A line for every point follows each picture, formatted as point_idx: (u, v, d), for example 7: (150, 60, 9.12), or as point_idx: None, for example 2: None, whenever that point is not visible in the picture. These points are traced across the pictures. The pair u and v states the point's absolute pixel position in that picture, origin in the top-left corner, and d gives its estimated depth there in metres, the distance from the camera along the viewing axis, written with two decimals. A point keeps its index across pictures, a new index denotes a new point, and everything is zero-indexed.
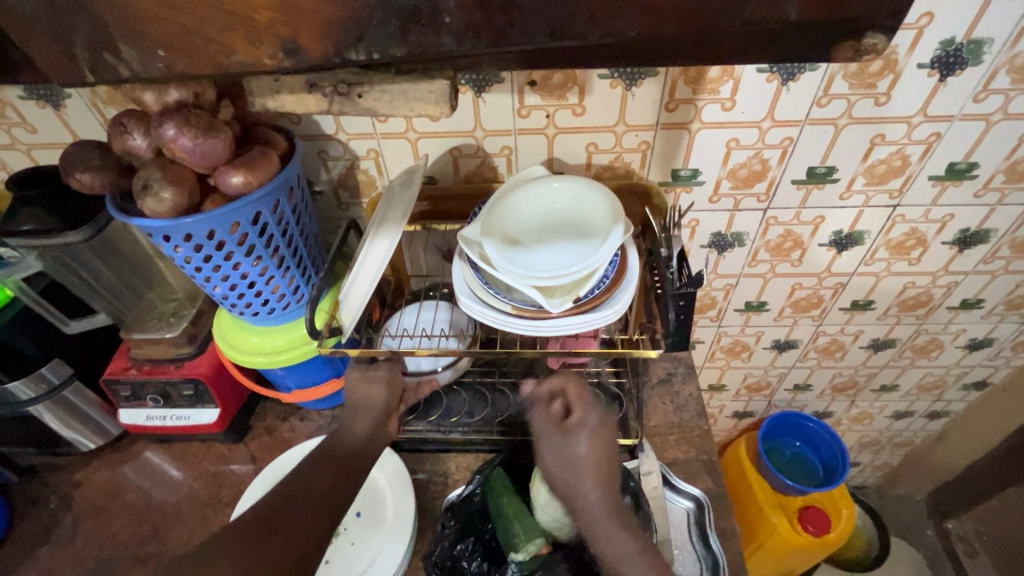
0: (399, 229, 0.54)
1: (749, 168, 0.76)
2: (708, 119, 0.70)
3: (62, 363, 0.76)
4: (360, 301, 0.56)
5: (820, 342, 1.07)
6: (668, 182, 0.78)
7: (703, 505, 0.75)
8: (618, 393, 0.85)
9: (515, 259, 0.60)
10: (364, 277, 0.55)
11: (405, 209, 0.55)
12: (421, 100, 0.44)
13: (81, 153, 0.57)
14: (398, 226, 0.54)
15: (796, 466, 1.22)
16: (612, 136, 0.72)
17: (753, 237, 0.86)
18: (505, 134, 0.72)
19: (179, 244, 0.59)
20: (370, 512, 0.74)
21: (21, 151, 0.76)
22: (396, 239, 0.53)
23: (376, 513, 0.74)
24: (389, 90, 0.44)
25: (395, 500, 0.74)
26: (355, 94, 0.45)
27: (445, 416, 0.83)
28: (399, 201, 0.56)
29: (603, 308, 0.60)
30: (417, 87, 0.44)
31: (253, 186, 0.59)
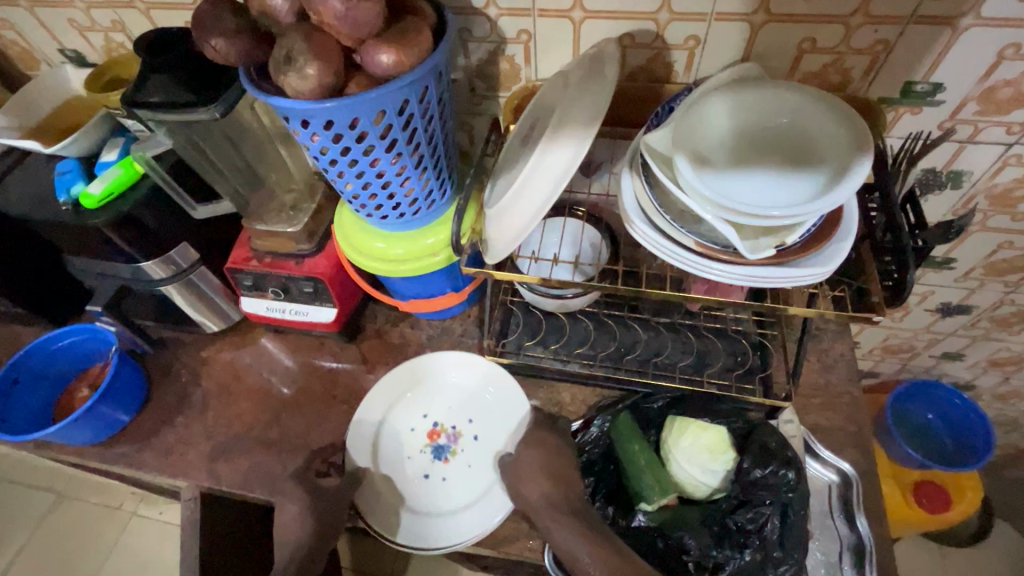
0: (586, 138, 0.44)
1: (1017, 87, 0.57)
2: (989, 13, 0.51)
3: (190, 247, 0.75)
4: (521, 222, 0.47)
5: (999, 312, 0.91)
6: (892, 98, 0.60)
7: (850, 482, 0.67)
8: (762, 341, 0.75)
9: (712, 184, 0.48)
10: (532, 195, 0.46)
11: (594, 111, 0.44)
12: None
13: (214, 13, 0.49)
14: (586, 132, 0.44)
15: (921, 438, 1.11)
16: (839, 30, 0.55)
17: (976, 179, 0.68)
18: (697, 20, 0.57)
19: (318, 132, 0.51)
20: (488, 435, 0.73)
21: (140, 10, 0.69)
22: (583, 150, 0.44)
23: (494, 436, 0.72)
24: None
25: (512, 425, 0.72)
26: None
27: (565, 346, 0.77)
28: (585, 100, 0.45)
29: (814, 263, 0.48)
30: None
31: (404, 68, 0.49)
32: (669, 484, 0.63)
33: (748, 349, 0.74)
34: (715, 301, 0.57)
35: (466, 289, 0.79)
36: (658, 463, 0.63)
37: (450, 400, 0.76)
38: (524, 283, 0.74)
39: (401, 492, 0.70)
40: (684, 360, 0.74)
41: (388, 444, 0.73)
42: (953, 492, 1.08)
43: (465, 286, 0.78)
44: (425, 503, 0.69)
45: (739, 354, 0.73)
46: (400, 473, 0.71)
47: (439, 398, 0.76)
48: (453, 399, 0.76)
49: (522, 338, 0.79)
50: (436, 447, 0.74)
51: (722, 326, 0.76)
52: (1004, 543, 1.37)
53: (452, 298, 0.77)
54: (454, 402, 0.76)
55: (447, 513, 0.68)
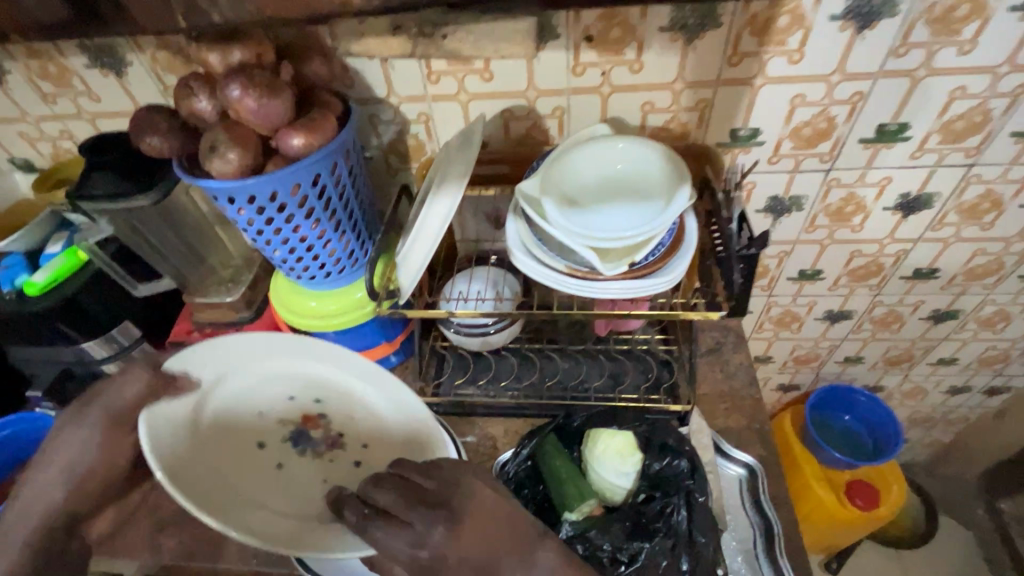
0: (460, 187, 0.55)
1: (814, 126, 0.72)
2: (774, 73, 0.67)
3: (130, 325, 0.80)
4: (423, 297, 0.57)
5: (876, 313, 1.03)
6: (726, 143, 0.75)
7: (755, 472, 0.75)
8: (667, 358, 0.83)
9: (573, 218, 0.59)
10: (424, 240, 0.57)
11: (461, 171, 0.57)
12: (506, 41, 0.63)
13: (149, 117, 0.59)
14: (459, 185, 0.56)
15: (845, 440, 1.20)
16: (669, 94, 0.70)
17: (812, 201, 0.82)
18: (558, 94, 0.71)
19: (243, 206, 0.60)
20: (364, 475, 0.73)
21: (87, 120, 0.78)
22: (458, 197, 0.55)
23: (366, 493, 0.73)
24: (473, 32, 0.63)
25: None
26: (439, 35, 0.63)
27: (494, 381, 0.83)
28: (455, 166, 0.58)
29: (661, 276, 0.58)
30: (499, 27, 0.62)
31: (313, 148, 0.59)
32: (588, 491, 0.68)
33: (655, 365, 0.82)
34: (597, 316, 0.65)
35: (398, 338, 0.85)
36: (578, 474, 0.69)
37: (348, 414, 0.73)
38: (448, 325, 0.81)
39: (233, 456, 0.67)
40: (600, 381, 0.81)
41: (260, 387, 0.71)
42: (881, 488, 1.16)
43: (397, 336, 0.85)
44: (241, 469, 0.66)
45: (648, 371, 0.82)
46: (236, 424, 0.69)
47: (341, 401, 0.73)
48: (357, 412, 0.73)
49: (454, 378, 0.85)
50: (302, 432, 0.71)
51: (631, 347, 0.84)
52: (952, 539, 1.42)
53: (385, 348, 0.83)
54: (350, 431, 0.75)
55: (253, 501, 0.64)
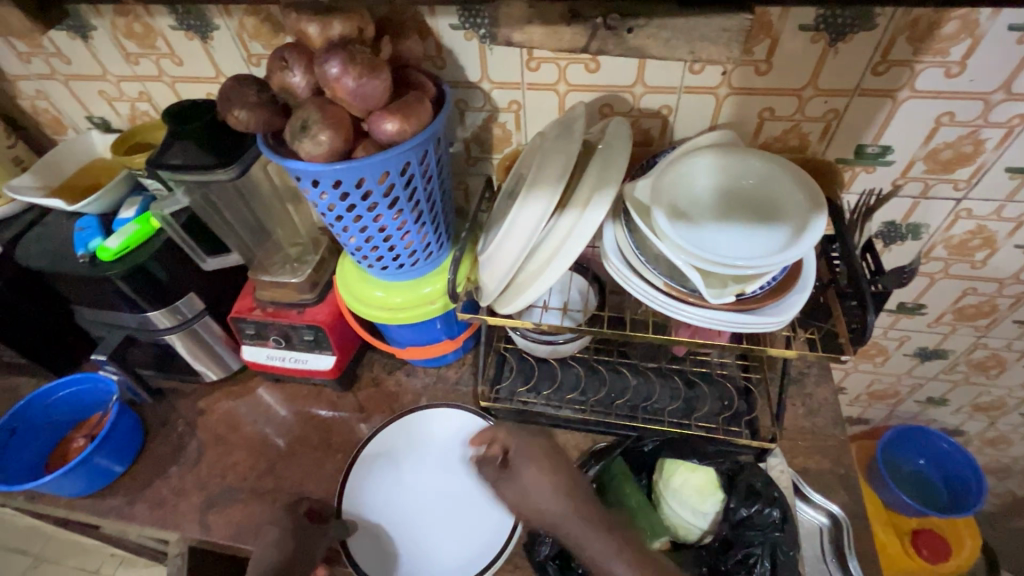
0: (554, 191, 0.51)
1: (956, 149, 0.63)
2: (923, 87, 0.58)
3: (195, 297, 0.78)
4: (590, 194, 0.51)
5: (975, 356, 0.94)
6: (848, 160, 0.67)
7: (841, 524, 0.69)
8: (747, 385, 0.77)
9: (687, 233, 0.53)
10: (514, 244, 0.52)
11: (562, 170, 0.51)
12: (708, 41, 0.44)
13: (238, 89, 0.55)
14: (555, 187, 0.51)
15: (914, 484, 1.12)
16: (795, 101, 0.62)
17: (933, 231, 0.74)
18: (668, 92, 0.64)
19: (326, 191, 0.56)
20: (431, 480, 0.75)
21: (167, 84, 0.75)
22: (552, 201, 0.50)
23: (421, 487, 0.75)
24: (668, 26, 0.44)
25: (432, 528, 0.72)
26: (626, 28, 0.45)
27: (559, 392, 0.78)
28: (557, 160, 0.52)
29: (769, 312, 0.52)
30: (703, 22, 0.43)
31: (407, 135, 0.54)
32: (660, 527, 0.66)
33: (735, 393, 0.75)
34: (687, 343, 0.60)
35: (461, 336, 0.82)
36: (650, 506, 0.67)
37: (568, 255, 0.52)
38: (515, 329, 0.76)
39: (695, 202, 0.56)
40: (673, 404, 0.75)
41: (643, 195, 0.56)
42: (952, 542, 1.07)
43: (460, 333, 0.82)
44: (704, 200, 0.56)
45: (726, 398, 0.75)
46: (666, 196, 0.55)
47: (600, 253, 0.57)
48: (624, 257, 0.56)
49: (515, 385, 0.80)
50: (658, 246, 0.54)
51: (709, 371, 0.78)
52: None
53: (447, 345, 0.80)
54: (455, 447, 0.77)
55: (747, 225, 0.54)
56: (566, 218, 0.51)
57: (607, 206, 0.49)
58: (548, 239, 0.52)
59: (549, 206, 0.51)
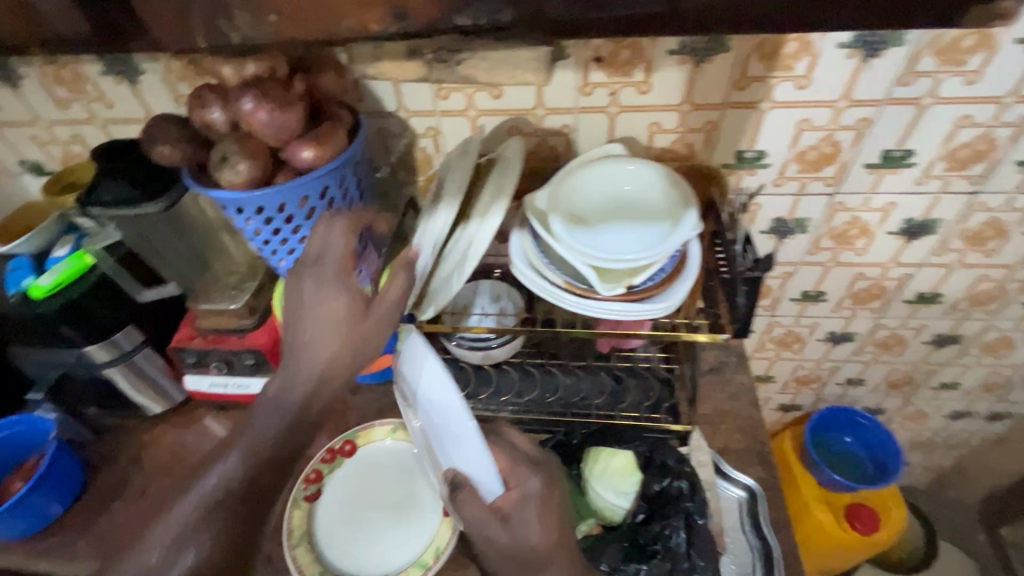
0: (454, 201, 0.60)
1: (820, 150, 0.73)
2: (780, 98, 0.67)
3: (134, 329, 0.80)
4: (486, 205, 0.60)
5: (878, 336, 1.03)
6: (732, 165, 0.75)
7: (756, 496, 0.74)
8: (668, 376, 0.83)
9: (581, 236, 0.59)
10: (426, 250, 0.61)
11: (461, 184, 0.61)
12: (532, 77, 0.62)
13: (161, 128, 0.60)
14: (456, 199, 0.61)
15: (845, 462, 1.20)
16: (676, 115, 0.70)
17: (817, 224, 0.82)
18: (566, 113, 0.71)
19: (251, 216, 0.60)
20: (379, 501, 0.76)
21: (98, 125, 0.78)
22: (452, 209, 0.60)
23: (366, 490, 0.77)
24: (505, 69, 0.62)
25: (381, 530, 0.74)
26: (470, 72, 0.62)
27: (495, 395, 0.83)
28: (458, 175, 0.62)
29: (657, 300, 0.58)
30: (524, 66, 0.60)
31: (323, 160, 0.60)
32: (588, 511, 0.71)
33: (656, 383, 0.82)
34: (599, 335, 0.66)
35: (400, 349, 0.85)
36: (578, 493, 0.71)
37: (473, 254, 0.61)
38: (451, 338, 0.80)
39: (591, 207, 0.63)
40: (600, 398, 0.80)
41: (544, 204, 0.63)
42: (882, 510, 1.16)
43: (399, 346, 0.85)
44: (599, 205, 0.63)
45: (649, 389, 0.81)
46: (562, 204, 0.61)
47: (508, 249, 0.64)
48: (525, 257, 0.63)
49: None
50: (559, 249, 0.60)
51: (632, 365, 0.84)
52: (953, 565, 1.41)
53: (387, 359, 0.84)
54: (418, 495, 0.76)
55: (634, 224, 0.61)
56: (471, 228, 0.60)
57: (499, 212, 0.58)
58: (455, 245, 0.61)
59: (453, 216, 0.61)
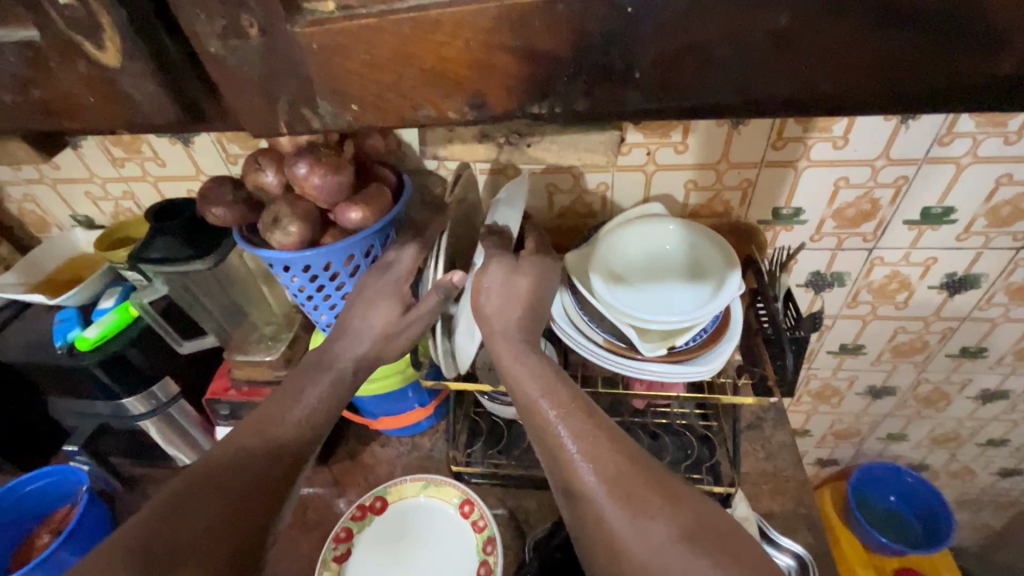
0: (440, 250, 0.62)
1: (858, 207, 0.73)
2: (818, 157, 0.68)
3: (170, 380, 0.80)
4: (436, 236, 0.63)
5: (920, 390, 1.00)
6: (768, 221, 0.75)
7: (805, 563, 0.70)
8: (707, 433, 0.81)
9: (623, 295, 0.59)
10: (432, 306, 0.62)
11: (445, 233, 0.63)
12: (588, 150, 0.57)
13: (216, 188, 0.61)
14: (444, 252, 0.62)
15: (889, 522, 1.15)
16: (713, 173, 0.71)
17: (855, 277, 0.81)
18: (603, 171, 0.72)
19: (297, 274, 0.62)
20: (408, 564, 0.74)
21: (150, 183, 0.82)
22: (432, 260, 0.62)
23: (398, 556, 0.75)
24: (557, 142, 0.56)
25: None
26: (524, 144, 0.57)
27: (528, 451, 0.81)
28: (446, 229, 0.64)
29: (700, 362, 0.57)
30: (586, 139, 0.56)
31: (370, 221, 0.61)
32: None
33: (694, 441, 0.79)
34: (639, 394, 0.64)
35: (432, 403, 0.85)
36: None
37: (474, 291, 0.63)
38: (484, 393, 0.79)
39: (631, 265, 0.63)
40: None
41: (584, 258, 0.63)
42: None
43: (431, 401, 0.85)
44: (637, 263, 0.64)
45: (687, 448, 0.79)
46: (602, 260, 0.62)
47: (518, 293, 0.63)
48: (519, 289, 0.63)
49: (486, 447, 0.83)
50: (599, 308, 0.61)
51: (669, 421, 0.82)
52: None
53: (419, 413, 0.83)
54: (444, 560, 0.74)
55: (675, 284, 0.61)
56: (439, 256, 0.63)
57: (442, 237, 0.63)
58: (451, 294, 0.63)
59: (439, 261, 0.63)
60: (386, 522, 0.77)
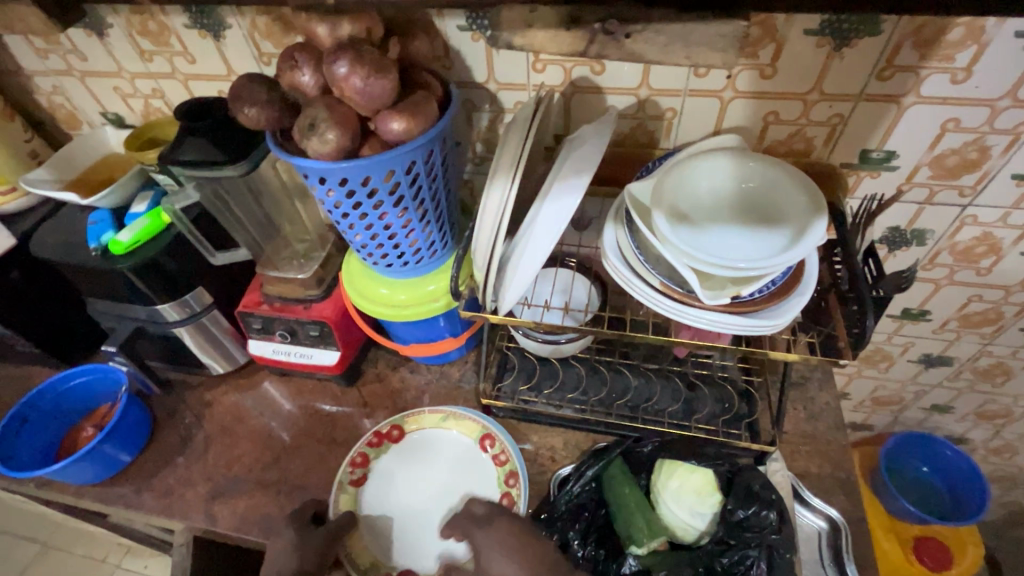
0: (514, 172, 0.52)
1: (962, 156, 0.63)
2: (929, 93, 0.58)
3: (203, 291, 0.79)
4: (516, 159, 0.52)
5: (980, 363, 0.93)
6: (853, 164, 0.67)
7: (839, 529, 0.69)
8: (748, 388, 0.77)
9: (684, 236, 0.54)
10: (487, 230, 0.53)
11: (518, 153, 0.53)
12: None
13: (249, 86, 0.56)
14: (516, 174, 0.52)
15: (918, 491, 1.12)
16: (800, 105, 0.62)
17: (938, 237, 0.73)
18: (673, 95, 0.64)
19: (333, 188, 0.57)
20: (433, 493, 0.75)
21: (180, 81, 0.77)
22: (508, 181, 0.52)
23: (424, 486, 0.75)
24: None
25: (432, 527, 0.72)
26: None
27: (559, 391, 0.79)
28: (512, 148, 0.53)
29: (764, 315, 0.53)
30: None
31: (413, 134, 0.55)
32: (659, 527, 0.66)
33: (734, 396, 0.76)
34: (688, 345, 0.60)
35: (464, 334, 0.82)
36: (648, 506, 0.67)
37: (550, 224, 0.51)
38: (520, 329, 0.76)
39: (696, 204, 0.57)
40: (673, 406, 0.75)
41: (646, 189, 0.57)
42: (956, 551, 1.07)
43: (463, 331, 0.82)
44: (703, 202, 0.57)
45: (725, 401, 0.76)
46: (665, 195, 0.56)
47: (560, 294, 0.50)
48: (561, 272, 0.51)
49: (517, 383, 0.81)
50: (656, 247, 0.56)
51: (710, 373, 0.78)
52: None
53: (450, 342, 0.81)
54: (469, 494, 0.74)
55: (743, 228, 0.55)
56: (517, 186, 0.52)
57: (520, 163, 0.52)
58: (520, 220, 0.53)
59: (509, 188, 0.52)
60: (414, 450, 0.78)
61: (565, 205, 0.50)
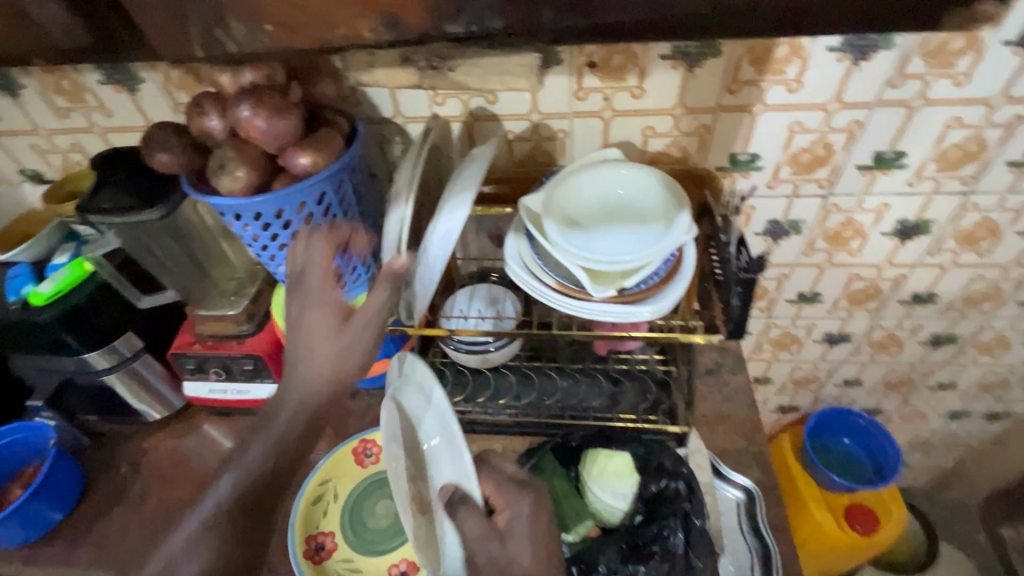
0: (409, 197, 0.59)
1: (812, 152, 0.73)
2: (772, 102, 0.68)
3: (133, 336, 0.80)
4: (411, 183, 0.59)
5: (874, 336, 1.04)
6: (725, 167, 0.76)
7: (754, 496, 0.75)
8: (665, 377, 0.83)
9: (574, 239, 0.60)
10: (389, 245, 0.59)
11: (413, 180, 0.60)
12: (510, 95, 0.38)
13: (161, 134, 0.60)
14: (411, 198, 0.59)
15: (842, 464, 1.21)
16: (670, 119, 0.71)
17: (811, 225, 0.83)
18: (561, 117, 0.72)
19: (248, 223, 0.61)
20: None
21: (98, 134, 0.79)
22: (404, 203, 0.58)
23: None
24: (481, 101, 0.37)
25: None
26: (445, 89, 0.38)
27: (493, 399, 0.82)
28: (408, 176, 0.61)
29: (649, 301, 0.59)
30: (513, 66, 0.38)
31: (320, 167, 0.60)
32: (585, 513, 0.72)
33: (654, 385, 0.82)
34: (595, 338, 0.65)
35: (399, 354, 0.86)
36: (574, 494, 0.73)
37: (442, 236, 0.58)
38: (449, 342, 0.80)
39: (584, 211, 0.64)
40: (598, 401, 0.81)
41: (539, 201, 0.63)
42: (881, 513, 1.16)
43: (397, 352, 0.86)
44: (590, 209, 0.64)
45: (647, 392, 0.81)
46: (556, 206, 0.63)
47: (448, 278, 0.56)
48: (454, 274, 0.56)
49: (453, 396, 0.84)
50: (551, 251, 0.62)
51: (630, 366, 0.84)
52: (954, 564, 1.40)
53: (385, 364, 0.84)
54: None
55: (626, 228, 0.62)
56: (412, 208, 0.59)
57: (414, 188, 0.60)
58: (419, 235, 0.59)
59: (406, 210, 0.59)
60: None
61: (456, 218, 0.56)
